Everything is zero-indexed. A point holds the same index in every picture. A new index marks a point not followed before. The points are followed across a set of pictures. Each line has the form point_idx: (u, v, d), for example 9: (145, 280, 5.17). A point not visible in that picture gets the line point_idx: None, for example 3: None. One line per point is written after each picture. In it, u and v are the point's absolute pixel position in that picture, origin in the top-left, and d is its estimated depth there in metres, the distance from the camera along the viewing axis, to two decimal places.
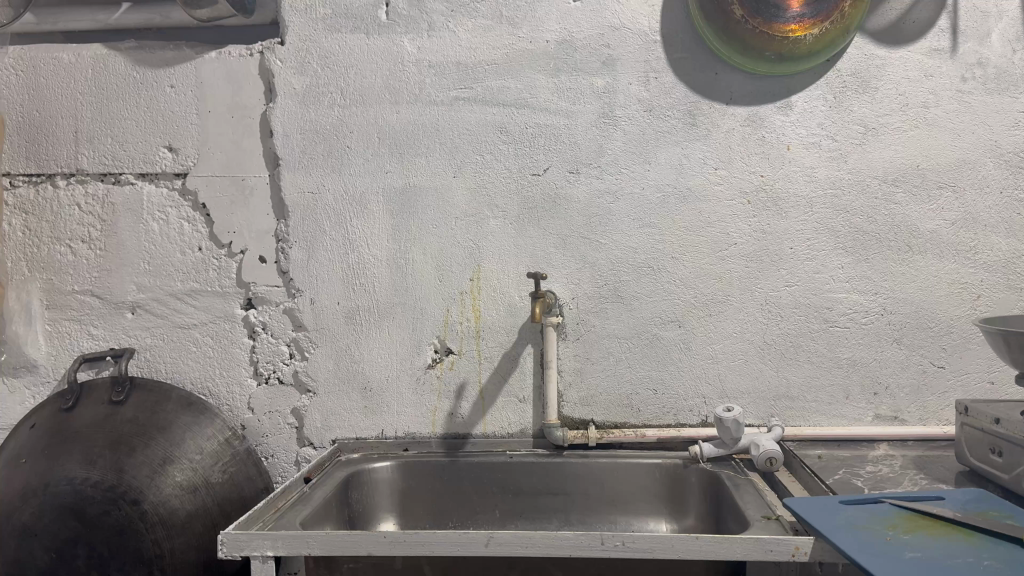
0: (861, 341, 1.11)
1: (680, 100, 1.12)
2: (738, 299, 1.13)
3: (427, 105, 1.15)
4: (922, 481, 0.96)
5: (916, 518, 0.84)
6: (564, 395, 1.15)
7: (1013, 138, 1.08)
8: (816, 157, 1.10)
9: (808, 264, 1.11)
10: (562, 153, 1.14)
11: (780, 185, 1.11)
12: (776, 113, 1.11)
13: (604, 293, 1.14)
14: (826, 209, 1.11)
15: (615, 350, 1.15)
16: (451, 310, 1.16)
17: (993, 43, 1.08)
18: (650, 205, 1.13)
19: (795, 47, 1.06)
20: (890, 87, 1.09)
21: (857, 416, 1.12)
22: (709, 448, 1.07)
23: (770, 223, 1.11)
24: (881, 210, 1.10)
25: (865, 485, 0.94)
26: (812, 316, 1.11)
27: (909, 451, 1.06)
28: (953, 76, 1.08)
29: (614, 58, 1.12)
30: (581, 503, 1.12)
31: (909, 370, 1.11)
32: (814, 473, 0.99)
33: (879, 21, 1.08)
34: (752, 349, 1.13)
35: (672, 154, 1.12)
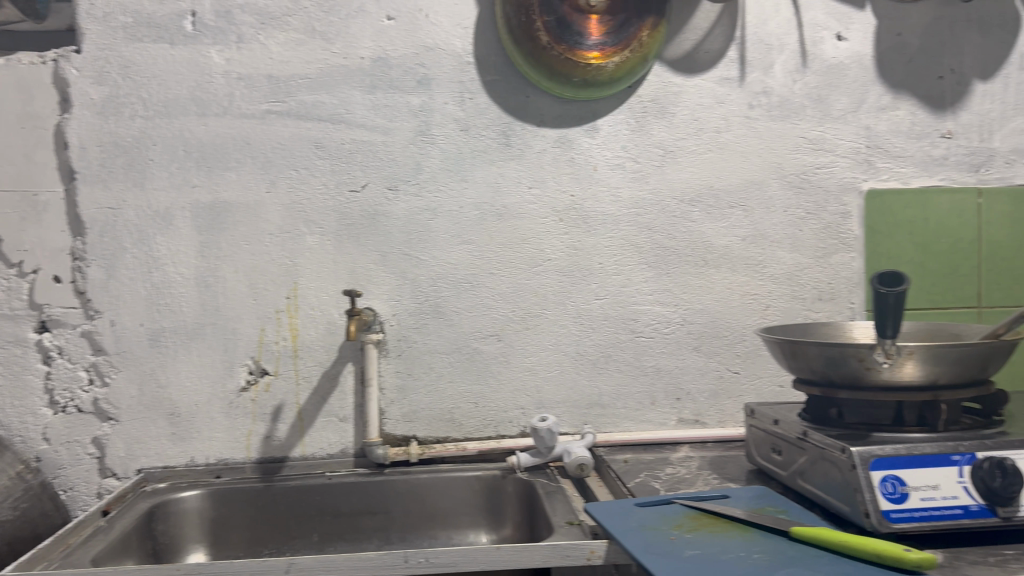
0: (664, 350, 1.18)
1: (494, 120, 1.15)
2: (552, 313, 1.16)
3: (237, 118, 1.12)
4: (713, 480, 1.03)
5: (701, 518, 0.90)
6: (385, 412, 1.14)
7: (796, 161, 1.16)
8: (621, 178, 1.16)
9: (616, 278, 1.17)
10: (379, 169, 1.13)
11: (588, 204, 1.16)
12: (584, 136, 1.16)
13: (424, 309, 1.14)
14: (630, 227, 1.16)
15: (436, 365, 1.15)
16: (266, 329, 1.13)
17: (776, 74, 1.16)
18: (468, 222, 1.15)
19: (598, 73, 1.11)
20: (686, 113, 1.16)
21: (661, 421, 1.18)
22: (526, 458, 1.10)
23: (580, 240, 1.16)
24: (680, 227, 1.17)
25: (662, 487, 1.00)
26: (620, 327, 1.17)
27: (707, 452, 1.13)
28: (741, 103, 1.16)
29: (429, 77, 1.13)
30: (401, 522, 1.11)
31: (708, 376, 1.18)
32: (618, 477, 1.04)
33: (675, 50, 1.15)
34: (567, 359, 1.17)
35: (487, 173, 1.15)
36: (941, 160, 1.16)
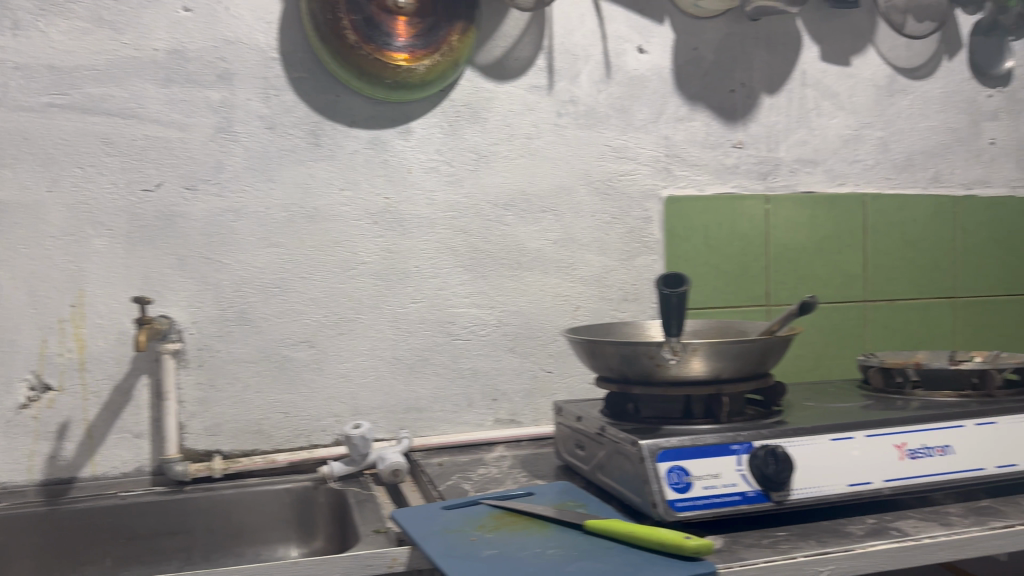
0: (481, 351, 1.17)
1: (301, 119, 1.11)
2: (367, 317, 1.13)
3: (12, 110, 1.02)
4: (522, 479, 1.04)
5: (503, 516, 0.91)
6: (186, 426, 1.08)
7: (602, 168, 1.19)
8: (435, 181, 1.14)
9: (432, 281, 1.15)
10: (175, 167, 1.07)
11: (403, 206, 1.14)
12: (396, 138, 1.13)
13: (228, 316, 1.09)
14: (445, 230, 1.15)
15: (242, 374, 1.10)
16: (48, 340, 1.04)
17: (582, 84, 1.17)
18: (275, 223, 1.10)
19: (409, 75, 1.09)
20: (497, 119, 1.16)
21: (478, 422, 1.18)
22: (338, 467, 1.08)
23: (395, 243, 1.13)
24: (495, 231, 1.16)
25: (471, 488, 1.00)
26: (436, 330, 1.16)
27: (520, 451, 1.14)
28: (549, 111, 1.17)
29: (230, 72, 1.09)
30: (204, 541, 1.06)
31: (523, 376, 1.20)
32: (431, 480, 1.03)
33: (486, 56, 1.15)
34: (383, 365, 1.14)
35: (296, 174, 1.11)
36: (732, 168, 1.20)
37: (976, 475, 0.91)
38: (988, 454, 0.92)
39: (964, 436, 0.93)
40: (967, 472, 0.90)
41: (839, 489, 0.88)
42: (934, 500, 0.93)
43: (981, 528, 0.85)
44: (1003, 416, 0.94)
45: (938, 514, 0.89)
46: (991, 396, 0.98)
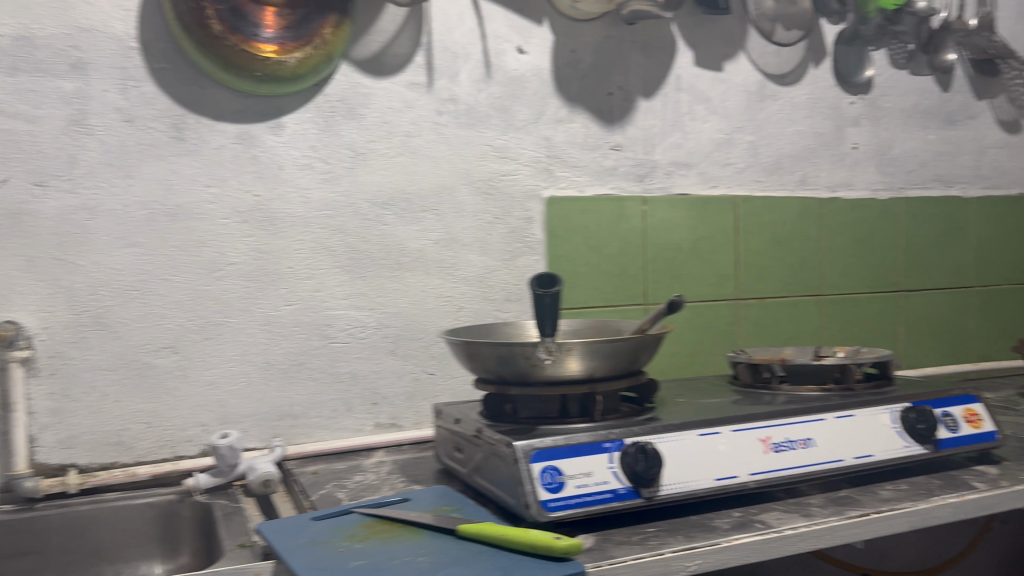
0: (359, 355, 1.13)
1: (163, 112, 1.03)
2: (237, 321, 1.07)
3: None
4: (399, 484, 1.00)
5: (375, 524, 0.88)
6: (35, 439, 0.99)
7: (484, 168, 1.16)
8: (310, 178, 1.09)
9: (308, 282, 1.09)
10: (23, 163, 0.97)
11: (274, 204, 1.08)
12: (267, 133, 1.07)
13: (83, 321, 1.01)
14: (321, 229, 1.10)
15: (100, 384, 1.02)
16: None
17: (462, 83, 1.15)
18: (134, 222, 1.02)
19: (279, 68, 1.05)
20: (375, 115, 1.11)
21: (357, 427, 1.14)
22: (205, 478, 1.02)
23: (268, 243, 1.07)
24: (373, 231, 1.12)
25: (344, 497, 0.96)
26: (312, 333, 1.10)
27: (400, 456, 1.11)
28: (429, 110, 1.13)
29: (84, 62, 1.00)
30: (56, 560, 0.96)
31: (405, 379, 1.16)
32: (303, 490, 0.99)
33: (362, 51, 1.10)
34: (254, 371, 1.08)
35: (158, 169, 1.03)
36: (611, 170, 1.20)
37: (835, 466, 0.92)
38: (848, 446, 0.94)
39: (826, 429, 0.94)
40: (826, 464, 0.92)
41: (707, 483, 0.89)
42: (800, 491, 0.95)
43: (840, 518, 0.86)
44: (861, 408, 0.97)
45: (800, 505, 0.91)
46: (850, 391, 1.00)
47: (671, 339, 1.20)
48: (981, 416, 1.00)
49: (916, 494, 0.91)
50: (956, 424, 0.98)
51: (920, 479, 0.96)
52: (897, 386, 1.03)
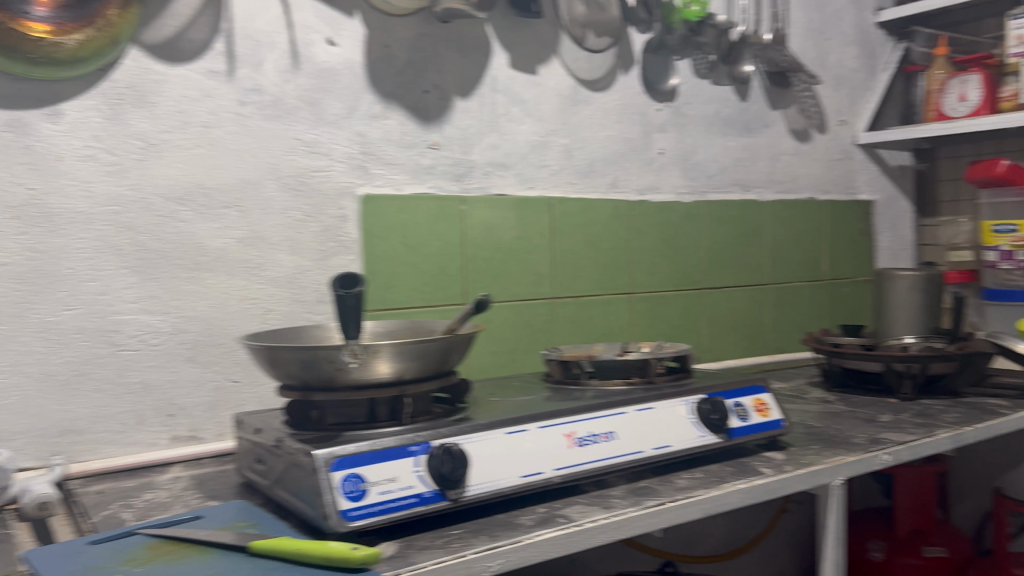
0: (153, 363, 1.03)
1: None
2: (5, 329, 0.94)
3: None
4: (193, 502, 0.93)
5: (160, 546, 0.81)
6: None
7: (292, 163, 1.09)
8: (93, 171, 0.98)
9: (91, 285, 0.99)
10: None
11: (51, 199, 0.96)
12: (42, 121, 0.95)
13: None
14: (108, 226, 0.99)
15: None
16: None
17: (267, 72, 1.08)
18: None
19: (55, 50, 0.94)
20: (169, 104, 1.02)
21: (151, 441, 1.04)
22: None
23: (42, 240, 0.95)
24: (167, 228, 1.02)
25: (130, 518, 0.88)
26: (97, 340, 0.99)
27: (199, 470, 1.03)
28: (230, 99, 1.05)
29: None
30: None
31: (205, 388, 1.07)
32: (81, 514, 0.89)
33: (153, 35, 1.01)
34: (29, 383, 0.96)
35: None
36: (428, 169, 1.17)
37: (635, 458, 0.92)
38: (647, 437, 0.95)
39: (626, 422, 0.94)
40: (625, 457, 0.91)
41: (512, 481, 0.85)
42: (606, 483, 0.95)
43: (637, 508, 0.86)
44: (660, 401, 0.98)
45: (602, 497, 0.90)
46: (652, 382, 1.04)
47: (487, 339, 1.18)
48: (768, 403, 1.05)
49: (709, 481, 0.92)
50: (746, 412, 1.02)
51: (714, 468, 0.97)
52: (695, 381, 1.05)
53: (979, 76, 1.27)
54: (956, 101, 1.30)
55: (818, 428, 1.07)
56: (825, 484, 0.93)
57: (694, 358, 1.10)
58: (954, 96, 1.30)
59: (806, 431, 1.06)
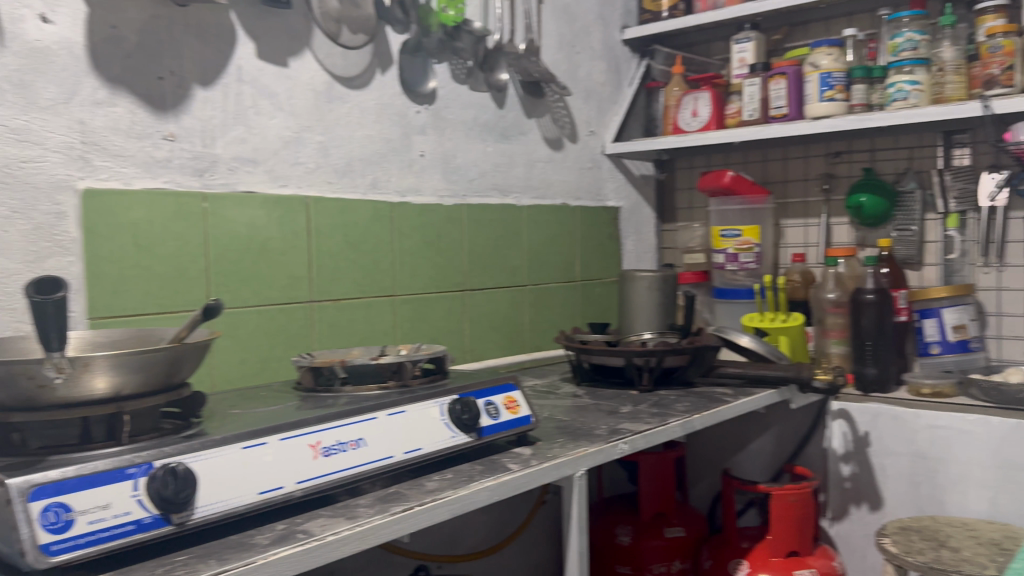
0: None
1: None
2: None
3: None
4: None
5: None
6: None
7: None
8: None
9: None
10: None
11: None
12: None
13: None
14: None
15: None
16: None
17: None
18: None
19: None
20: None
21: None
22: None
23: None
24: None
25: None
26: None
27: None
28: None
29: None
30: None
31: None
32: None
33: None
34: None
35: None
36: (163, 162, 0.89)
37: (387, 465, 0.72)
38: (399, 437, 0.75)
39: (378, 429, 0.74)
40: (374, 464, 0.71)
41: (249, 499, 0.62)
42: (359, 490, 0.75)
43: (383, 514, 0.68)
44: (410, 402, 0.78)
45: (346, 507, 0.70)
46: (408, 387, 0.83)
47: (226, 354, 0.94)
48: (519, 402, 0.88)
49: (459, 482, 0.76)
50: (498, 410, 0.85)
51: (463, 466, 0.80)
52: (450, 379, 0.88)
53: (708, 95, 1.36)
54: (689, 116, 1.39)
55: (566, 423, 0.96)
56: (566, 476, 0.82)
57: (451, 361, 0.91)
58: (688, 112, 1.39)
59: (556, 425, 0.95)
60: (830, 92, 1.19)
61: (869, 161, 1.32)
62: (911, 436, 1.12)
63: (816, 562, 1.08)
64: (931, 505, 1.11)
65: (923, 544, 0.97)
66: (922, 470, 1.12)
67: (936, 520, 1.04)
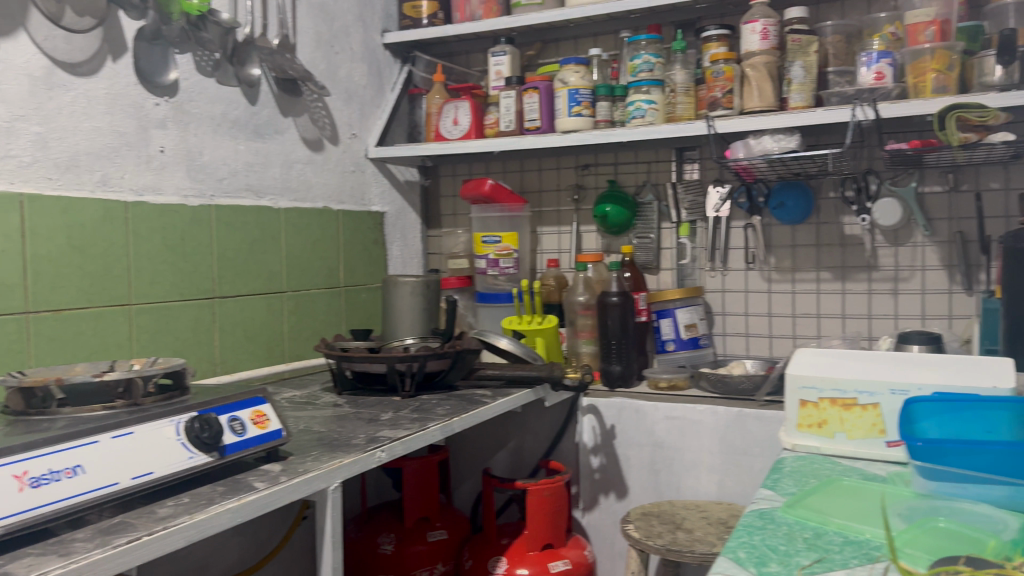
0: None
1: None
2: None
3: None
4: None
5: None
6: None
7: None
8: None
9: None
10: None
11: None
12: None
13: None
14: None
15: None
16: None
17: None
18: None
19: None
20: None
21: None
22: None
23: None
24: None
25: None
26: None
27: None
28: None
29: None
30: None
31: None
32: None
33: None
34: None
35: None
36: None
37: (112, 493, 0.62)
38: (128, 460, 0.65)
39: (101, 454, 0.63)
40: (95, 492, 0.61)
41: None
42: (78, 523, 0.64)
43: (104, 548, 0.58)
44: (140, 422, 0.68)
45: (60, 544, 0.59)
46: (140, 406, 0.75)
47: None
48: (269, 416, 0.79)
49: (196, 506, 0.67)
50: (245, 426, 0.76)
51: (199, 488, 0.71)
52: (191, 395, 0.81)
53: (467, 104, 1.39)
54: (450, 124, 1.40)
55: (322, 434, 0.88)
56: (321, 490, 0.75)
57: (193, 374, 0.84)
58: (449, 120, 1.41)
59: (311, 437, 0.86)
60: (577, 108, 1.26)
61: (613, 173, 1.42)
62: (651, 428, 1.21)
63: (568, 553, 1.14)
64: (668, 490, 1.21)
65: (661, 527, 1.05)
66: (661, 459, 1.21)
67: (673, 504, 1.12)
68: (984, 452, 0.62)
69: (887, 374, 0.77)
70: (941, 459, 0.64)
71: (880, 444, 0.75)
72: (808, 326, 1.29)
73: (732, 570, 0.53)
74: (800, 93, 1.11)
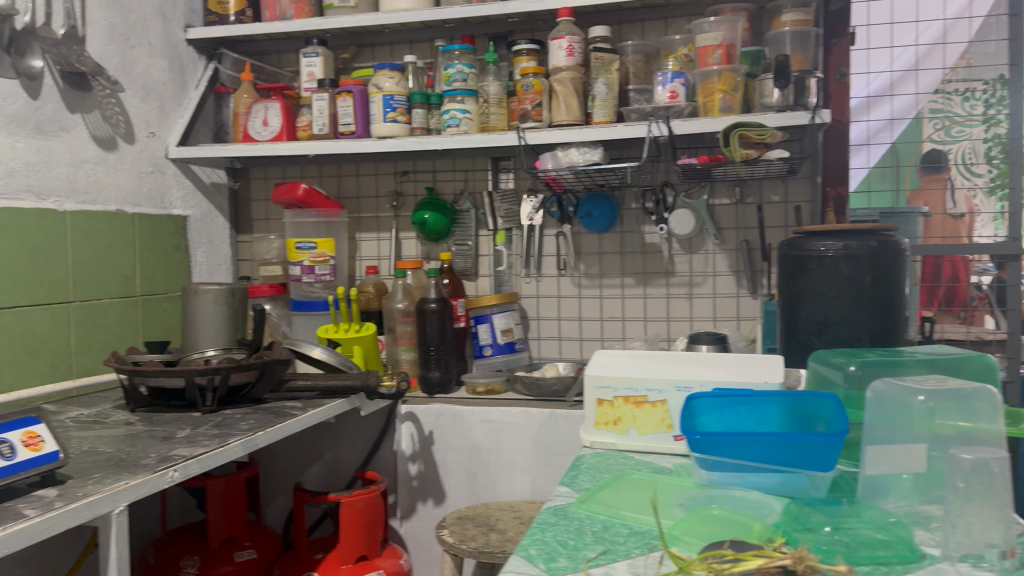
0: None
1: None
2: None
3: None
4: None
5: None
6: None
7: None
8: None
9: None
10: None
11: None
12: None
13: None
14: None
15: None
16: None
17: None
18: None
19: None
20: None
21: None
22: None
23: None
24: None
25: None
26: None
27: None
28: None
29: None
30: None
31: None
32: None
33: None
34: None
35: None
36: None
37: None
38: None
39: None
40: None
41: None
42: None
43: None
44: None
45: None
46: None
47: None
48: (44, 437, 0.72)
49: None
50: (15, 449, 0.68)
51: None
52: None
53: (278, 105, 1.35)
54: (260, 125, 1.35)
55: (109, 455, 0.82)
56: (104, 515, 0.70)
57: None
58: (257, 121, 1.36)
59: (95, 459, 0.80)
60: (392, 114, 1.26)
61: (431, 180, 1.42)
62: (467, 432, 1.22)
63: (383, 563, 1.13)
64: (484, 493, 1.23)
65: (474, 530, 1.06)
66: (476, 462, 1.23)
67: (487, 506, 1.14)
68: (752, 443, 0.67)
69: (673, 374, 0.82)
70: (716, 451, 0.68)
71: (669, 438, 0.81)
72: (614, 329, 1.36)
73: (522, 568, 0.55)
74: (603, 109, 1.17)
